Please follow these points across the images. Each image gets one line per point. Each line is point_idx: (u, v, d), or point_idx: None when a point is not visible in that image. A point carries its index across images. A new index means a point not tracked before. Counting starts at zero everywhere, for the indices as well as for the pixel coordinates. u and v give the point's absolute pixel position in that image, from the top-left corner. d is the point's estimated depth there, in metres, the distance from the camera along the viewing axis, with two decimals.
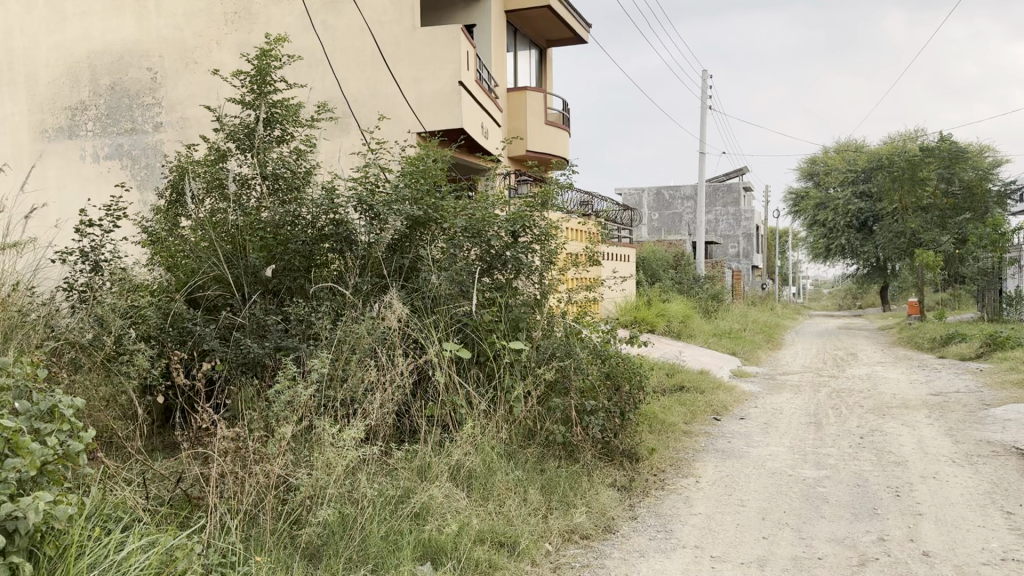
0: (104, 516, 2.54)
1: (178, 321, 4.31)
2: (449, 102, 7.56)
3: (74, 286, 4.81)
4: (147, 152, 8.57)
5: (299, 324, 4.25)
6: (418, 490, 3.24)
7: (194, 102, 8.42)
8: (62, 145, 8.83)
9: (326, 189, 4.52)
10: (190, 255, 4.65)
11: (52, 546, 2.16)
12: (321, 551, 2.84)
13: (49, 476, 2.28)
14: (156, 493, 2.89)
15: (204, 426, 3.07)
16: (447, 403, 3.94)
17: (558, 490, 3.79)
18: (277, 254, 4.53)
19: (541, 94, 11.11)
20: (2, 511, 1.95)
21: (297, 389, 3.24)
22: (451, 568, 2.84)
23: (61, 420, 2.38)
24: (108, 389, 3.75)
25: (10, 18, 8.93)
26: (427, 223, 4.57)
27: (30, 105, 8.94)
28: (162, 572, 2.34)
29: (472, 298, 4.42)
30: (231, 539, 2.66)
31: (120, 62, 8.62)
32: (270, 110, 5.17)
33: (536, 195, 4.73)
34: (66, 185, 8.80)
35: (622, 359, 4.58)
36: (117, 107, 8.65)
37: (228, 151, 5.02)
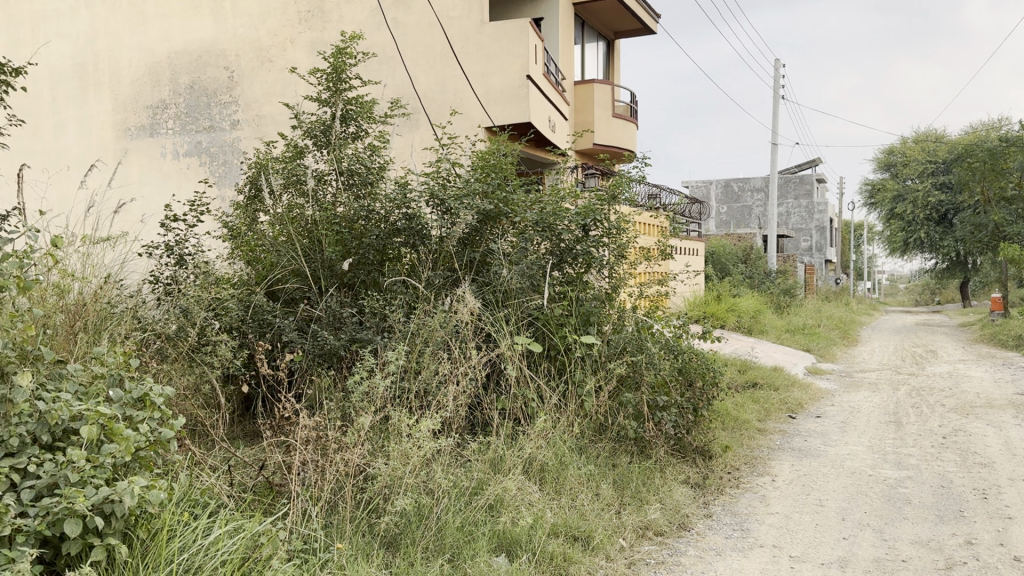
0: (192, 502, 2.62)
1: (259, 313, 4.47)
2: (518, 96, 7.53)
3: (159, 278, 5.00)
4: (225, 149, 8.82)
5: (374, 316, 4.33)
6: (492, 482, 3.25)
7: (269, 99, 8.63)
8: (144, 142, 9.15)
9: (399, 184, 4.59)
10: (270, 249, 4.79)
11: (144, 529, 2.24)
12: (399, 539, 2.89)
13: (141, 462, 2.37)
14: (240, 481, 2.98)
15: (285, 415, 3.16)
16: (518, 397, 3.94)
17: (631, 485, 3.77)
18: (353, 247, 4.61)
19: (608, 86, 11.01)
20: (100, 494, 2.03)
21: (374, 380, 3.32)
22: (526, 560, 2.85)
23: (152, 408, 2.47)
24: (193, 379, 3.87)
25: (96, 20, 9.32)
26: (498, 217, 4.57)
27: (114, 104, 9.30)
28: (249, 558, 2.40)
29: (543, 292, 4.43)
30: (313, 525, 2.73)
31: (199, 62, 8.88)
32: (346, 107, 5.29)
33: (607, 187, 4.70)
34: (149, 180, 9.13)
35: (695, 354, 4.50)
36: (195, 105, 8.91)
37: (304, 148, 5.16)
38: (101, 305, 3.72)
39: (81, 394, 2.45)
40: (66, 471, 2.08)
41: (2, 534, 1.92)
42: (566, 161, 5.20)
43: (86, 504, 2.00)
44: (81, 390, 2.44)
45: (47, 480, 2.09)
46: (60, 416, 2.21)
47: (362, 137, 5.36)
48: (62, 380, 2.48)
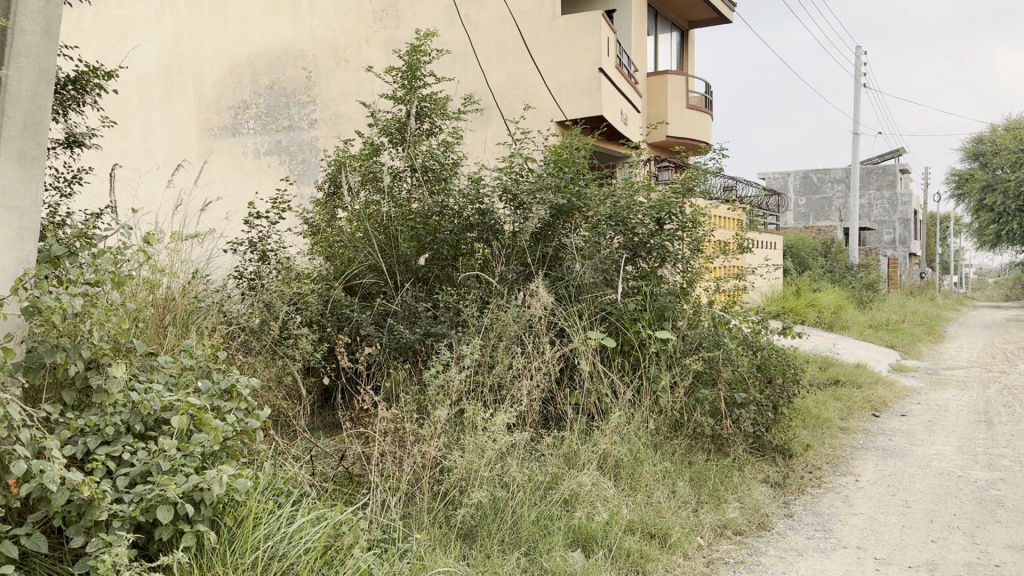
0: (276, 490, 2.70)
1: (337, 307, 4.62)
2: (590, 89, 7.49)
3: (243, 273, 5.17)
4: (303, 147, 8.98)
5: (448, 310, 4.38)
6: (566, 477, 3.25)
7: (346, 98, 8.75)
8: (227, 142, 9.44)
9: (472, 179, 4.64)
10: (347, 245, 4.93)
11: (231, 516, 2.32)
12: (475, 531, 2.91)
13: (229, 451, 2.45)
14: (321, 470, 3.06)
15: (365, 407, 3.23)
16: (591, 392, 3.91)
17: (709, 483, 3.71)
18: (427, 243, 4.71)
19: (683, 77, 10.85)
20: (190, 482, 2.11)
21: (450, 373, 3.37)
22: (602, 556, 2.84)
23: (239, 399, 2.56)
24: (276, 370, 4.00)
25: (180, 24, 9.69)
26: (571, 211, 4.56)
27: (198, 105, 9.61)
28: (331, 546, 2.46)
29: (617, 287, 4.39)
30: (392, 515, 2.78)
31: (278, 62, 9.08)
32: (421, 104, 5.37)
33: (683, 180, 4.62)
34: (232, 179, 9.42)
35: (775, 350, 4.39)
36: (275, 106, 9.12)
37: (381, 145, 5.28)
38: (189, 299, 3.87)
39: (171, 384, 2.53)
40: (158, 459, 2.17)
41: (100, 519, 2.00)
42: (639, 154, 5.14)
43: (178, 492, 2.08)
44: (172, 381, 2.53)
45: (141, 468, 2.17)
46: (153, 406, 2.30)
47: (436, 134, 5.43)
48: (153, 371, 2.56)
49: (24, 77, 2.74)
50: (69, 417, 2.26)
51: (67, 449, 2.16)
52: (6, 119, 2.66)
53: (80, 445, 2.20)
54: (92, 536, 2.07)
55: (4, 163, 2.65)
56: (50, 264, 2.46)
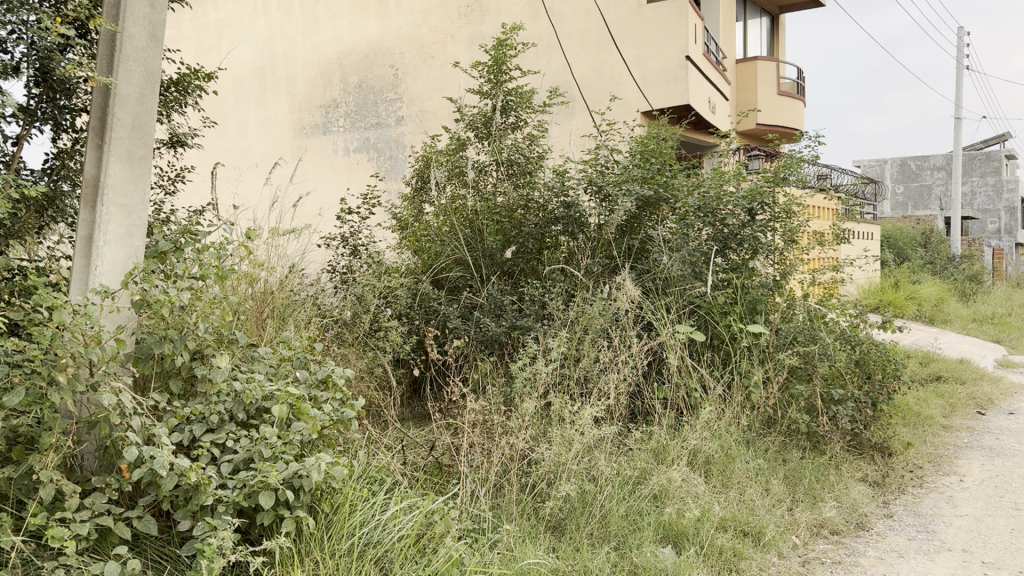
0: (370, 478, 2.77)
1: (425, 301, 4.71)
2: (677, 78, 7.30)
3: (336, 267, 5.32)
4: (390, 144, 9.10)
5: (534, 304, 4.38)
6: (655, 473, 3.21)
7: (432, 94, 8.81)
8: (318, 140, 9.68)
9: (557, 172, 4.66)
10: (435, 239, 5.01)
11: (328, 503, 2.39)
12: (564, 524, 2.90)
13: (325, 440, 2.53)
14: (412, 460, 3.12)
15: (453, 398, 3.27)
16: (680, 386, 3.84)
17: (804, 481, 3.61)
18: (513, 236, 4.78)
19: (774, 63, 10.55)
20: (290, 469, 2.18)
21: (537, 366, 3.37)
22: (694, 553, 2.79)
23: (334, 389, 2.65)
24: (367, 362, 4.09)
25: (272, 26, 10.05)
26: (658, 203, 4.51)
27: (290, 104, 9.90)
28: (424, 535, 2.49)
29: (706, 280, 4.28)
30: (481, 506, 2.79)
31: (367, 61, 9.26)
32: (507, 98, 5.39)
33: (776, 169, 4.47)
34: (322, 176, 9.65)
35: (875, 345, 4.24)
36: (363, 104, 9.29)
37: (467, 140, 5.35)
38: (285, 292, 3.99)
39: (271, 374, 2.63)
40: (260, 447, 2.25)
41: (205, 503, 2.08)
42: (728, 143, 5.02)
43: (279, 478, 2.15)
44: (272, 371, 2.63)
45: (244, 455, 2.25)
46: (254, 395, 2.39)
47: (521, 128, 5.46)
48: (254, 361, 2.66)
49: (132, 81, 2.87)
50: (176, 405, 2.36)
51: (175, 436, 2.26)
52: (115, 121, 2.81)
53: (187, 432, 2.29)
54: (198, 520, 2.16)
55: (112, 164, 2.80)
56: (158, 259, 2.58)
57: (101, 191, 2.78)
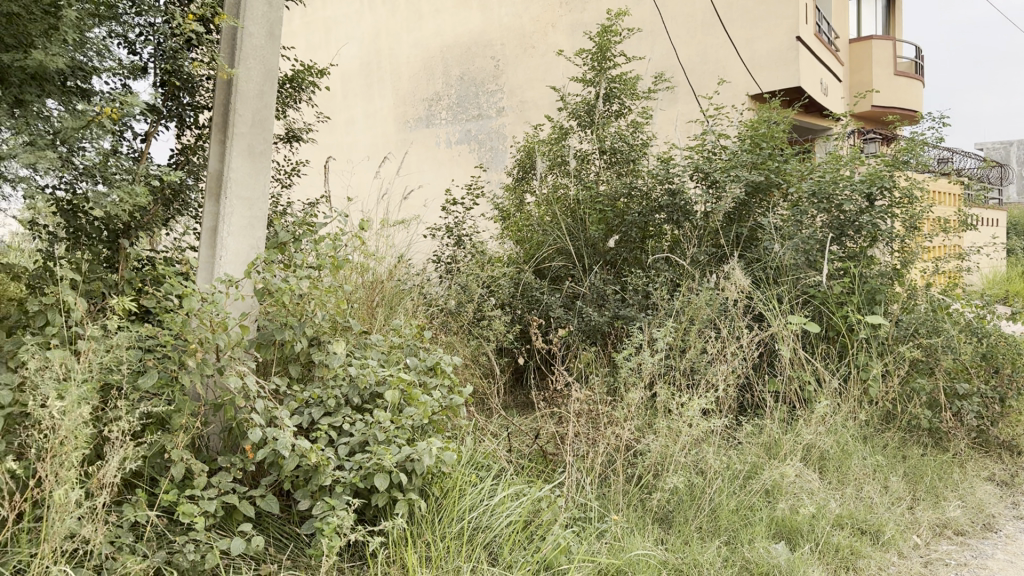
0: (477, 464, 2.82)
1: (528, 291, 4.75)
2: (787, 59, 7.06)
3: (441, 257, 5.43)
4: (491, 135, 9.12)
5: (637, 294, 4.34)
6: (767, 467, 3.13)
7: (532, 84, 8.74)
8: (422, 132, 9.84)
9: (662, 160, 4.59)
10: (537, 229, 5.04)
11: (438, 487, 2.45)
12: (672, 516, 2.86)
13: (435, 425, 2.59)
14: (517, 447, 3.15)
15: (558, 387, 3.28)
16: (793, 379, 3.71)
17: (926, 479, 3.44)
18: (616, 225, 4.73)
19: (890, 42, 10.07)
20: (402, 453, 2.24)
21: (642, 355, 3.33)
22: (808, 550, 2.69)
23: (443, 376, 2.70)
24: (472, 350, 4.14)
25: (378, 22, 10.29)
26: (769, 189, 4.38)
27: (395, 98, 10.12)
28: (532, 522, 2.51)
29: (821, 269, 4.12)
30: (588, 496, 2.78)
31: (469, 53, 9.33)
32: (610, 85, 5.36)
33: (896, 151, 4.31)
34: (426, 169, 9.82)
35: (1004, 337, 4.01)
36: (466, 96, 9.35)
37: (569, 129, 5.37)
38: (394, 281, 4.09)
39: (383, 361, 2.71)
40: (374, 430, 2.32)
41: (324, 484, 2.16)
42: (842, 126, 4.82)
43: (393, 461, 2.21)
44: (384, 358, 2.71)
45: (359, 438, 2.33)
46: (368, 380, 2.47)
47: (625, 115, 5.42)
48: (367, 348, 2.74)
49: (252, 78, 3.01)
50: (295, 389, 2.46)
51: (295, 419, 2.36)
52: (236, 117, 2.94)
53: (306, 415, 2.39)
54: (317, 500, 2.24)
55: (235, 158, 2.93)
56: (278, 250, 2.69)
57: (224, 184, 2.91)
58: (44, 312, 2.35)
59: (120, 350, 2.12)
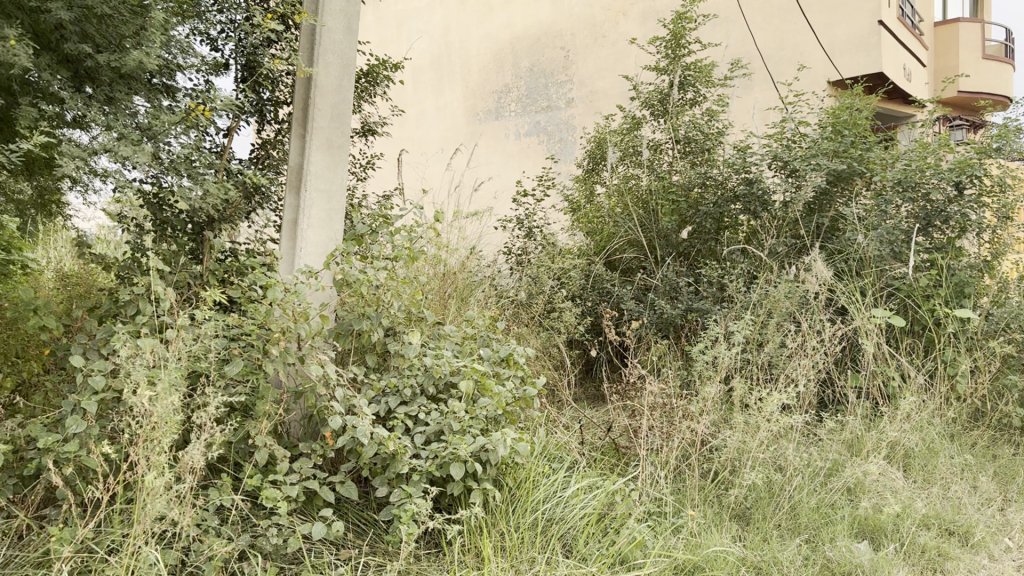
0: (550, 455, 2.82)
1: (599, 283, 4.73)
2: (869, 44, 6.85)
3: (512, 249, 5.45)
4: (560, 126, 9.03)
5: (712, 286, 4.27)
6: (848, 465, 3.04)
7: (602, 74, 8.65)
8: (491, 125, 9.83)
9: (739, 148, 4.50)
10: (609, 221, 5.02)
11: (512, 478, 2.47)
12: (749, 513, 2.81)
13: (508, 416, 2.60)
14: (590, 440, 3.14)
15: (631, 380, 3.26)
16: (876, 374, 3.60)
17: (1017, 480, 3.30)
18: (689, 216, 4.65)
19: (978, 25, 9.65)
20: (478, 442, 2.25)
21: (719, 348, 3.28)
22: (893, 550, 2.61)
23: (516, 367, 2.71)
24: (544, 341, 4.14)
25: (448, 15, 10.37)
26: (852, 178, 4.25)
27: (466, 91, 10.17)
28: (607, 514, 2.50)
29: (906, 261, 3.99)
30: (663, 490, 2.75)
31: (539, 44, 9.29)
32: (685, 73, 5.28)
33: (987, 138, 4.12)
34: (495, 161, 9.80)
35: None
36: (535, 87, 9.31)
37: (642, 118, 5.32)
38: (467, 273, 4.12)
39: (458, 352, 2.73)
40: (450, 420, 2.34)
41: (402, 472, 2.20)
42: (929, 112, 4.65)
43: (468, 451, 2.22)
44: (458, 349, 2.74)
45: (435, 427, 2.36)
46: (443, 370, 2.49)
47: (700, 103, 5.33)
48: (441, 339, 2.77)
49: (331, 73, 3.07)
50: (372, 378, 2.50)
51: (373, 407, 2.40)
52: (315, 110, 3.00)
53: (383, 404, 2.43)
54: (394, 487, 2.28)
55: (314, 151, 3.00)
56: (355, 241, 2.73)
57: (304, 177, 2.99)
58: (135, 301, 2.43)
59: (207, 339, 2.19)
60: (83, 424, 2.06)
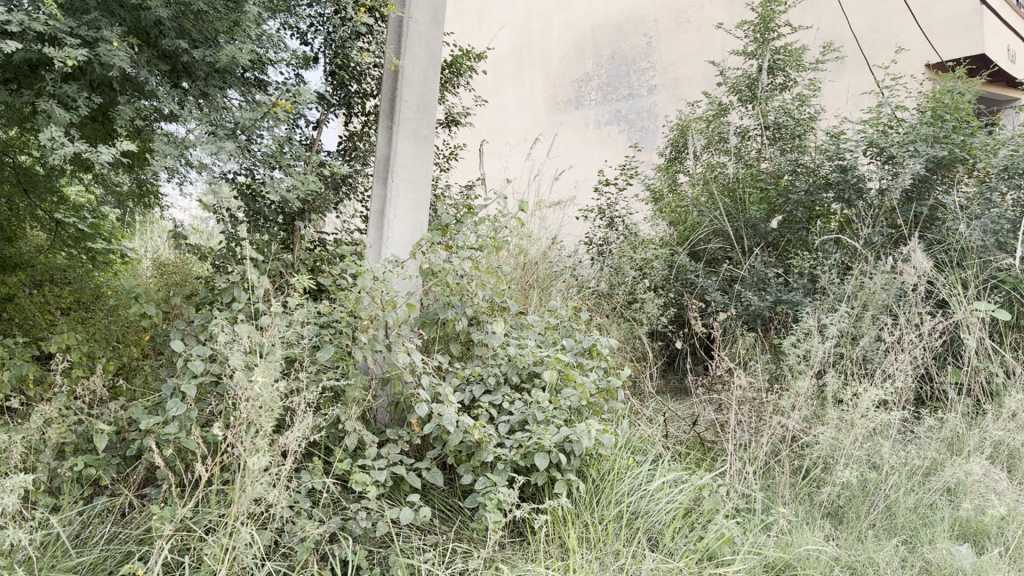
0: (634, 447, 2.79)
1: (684, 274, 4.66)
2: (970, 24, 6.54)
3: (593, 239, 5.42)
4: (642, 114, 8.89)
5: (802, 277, 4.16)
6: (948, 465, 2.91)
7: (686, 60, 8.46)
8: (571, 114, 9.77)
9: (832, 135, 4.35)
10: (694, 211, 4.93)
11: (595, 470, 2.45)
12: (841, 512, 2.73)
13: (592, 408, 2.59)
14: (675, 433, 3.10)
15: (719, 372, 3.20)
16: (977, 370, 3.43)
17: None
18: (779, 205, 4.53)
19: None
20: (562, 433, 2.24)
21: (811, 341, 3.19)
22: (998, 555, 2.48)
23: (600, 358, 2.69)
24: (626, 333, 4.10)
25: (531, 5, 10.38)
26: (953, 164, 4.05)
27: (546, 80, 10.15)
28: (693, 509, 2.46)
29: (1013, 251, 3.79)
30: (752, 486, 2.68)
31: (621, 31, 9.16)
32: (774, 58, 5.14)
33: None
34: (575, 151, 9.74)
35: None
36: (617, 75, 9.18)
37: (729, 105, 5.22)
38: (549, 263, 4.11)
39: (541, 342, 2.72)
40: (534, 410, 2.34)
41: (487, 460, 2.21)
42: None
43: (553, 441, 2.22)
44: (541, 339, 2.73)
45: (519, 417, 2.36)
46: (527, 360, 2.49)
47: (790, 88, 5.19)
48: (524, 328, 2.77)
49: (417, 64, 3.11)
50: (457, 367, 2.52)
51: (458, 395, 2.42)
52: (402, 102, 3.04)
53: (468, 392, 2.44)
54: (479, 475, 2.29)
55: (400, 142, 3.04)
56: (440, 230, 2.76)
57: (390, 168, 3.03)
58: (231, 289, 2.51)
59: (300, 327, 2.24)
60: (183, 407, 2.14)
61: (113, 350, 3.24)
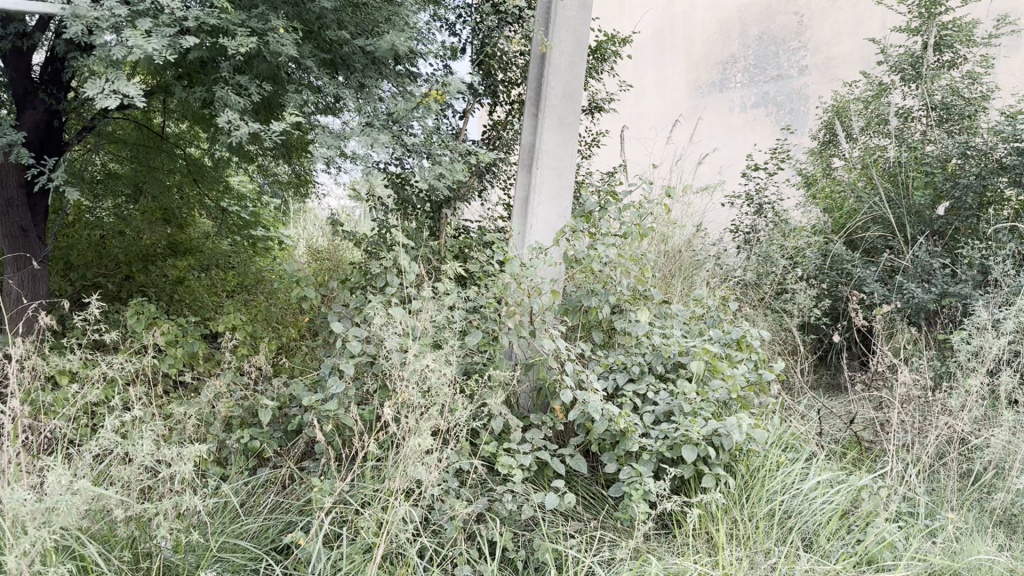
0: (787, 442, 2.71)
1: (839, 263, 4.46)
2: None
3: (740, 227, 5.28)
4: (792, 96, 8.47)
5: (972, 268, 3.89)
6: None
7: (841, 39, 7.91)
8: (715, 97, 9.51)
9: (1008, 114, 4.01)
10: (852, 196, 4.71)
11: (745, 464, 2.39)
12: (1017, 521, 2.54)
13: (740, 401, 2.52)
14: (829, 431, 2.98)
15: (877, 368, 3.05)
16: None
17: None
18: (946, 190, 4.24)
19: None
20: (711, 426, 2.19)
21: (983, 337, 2.97)
22: None
23: (748, 349, 2.61)
24: (773, 324, 3.98)
25: None
26: None
27: (688, 65, 9.95)
28: (849, 511, 2.35)
29: None
30: (915, 489, 2.53)
31: (770, 10, 8.72)
32: (941, 34, 4.80)
33: None
34: (717, 136, 9.48)
35: None
36: (765, 55, 8.80)
37: (890, 84, 4.92)
38: (694, 251, 4.03)
39: (687, 331, 2.68)
40: (679, 401, 2.30)
41: (631, 450, 2.20)
42: None
43: (700, 434, 2.17)
44: (687, 328, 2.68)
45: (664, 408, 2.32)
46: (672, 350, 2.45)
47: (959, 66, 4.83)
48: (669, 317, 2.73)
49: (564, 50, 3.09)
50: (601, 355, 2.52)
51: (602, 383, 2.43)
52: (548, 90, 3.06)
53: (611, 380, 2.44)
54: (624, 465, 2.28)
55: (545, 130, 3.07)
56: (584, 218, 2.75)
57: (535, 155, 3.07)
58: (385, 275, 2.61)
59: (449, 312, 2.29)
60: (340, 386, 2.24)
61: (273, 331, 3.45)
